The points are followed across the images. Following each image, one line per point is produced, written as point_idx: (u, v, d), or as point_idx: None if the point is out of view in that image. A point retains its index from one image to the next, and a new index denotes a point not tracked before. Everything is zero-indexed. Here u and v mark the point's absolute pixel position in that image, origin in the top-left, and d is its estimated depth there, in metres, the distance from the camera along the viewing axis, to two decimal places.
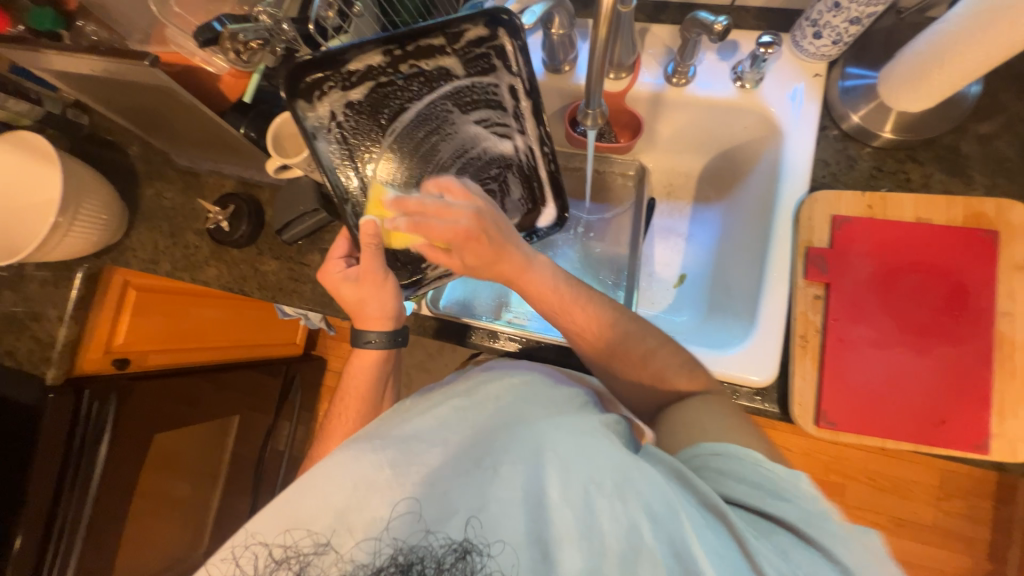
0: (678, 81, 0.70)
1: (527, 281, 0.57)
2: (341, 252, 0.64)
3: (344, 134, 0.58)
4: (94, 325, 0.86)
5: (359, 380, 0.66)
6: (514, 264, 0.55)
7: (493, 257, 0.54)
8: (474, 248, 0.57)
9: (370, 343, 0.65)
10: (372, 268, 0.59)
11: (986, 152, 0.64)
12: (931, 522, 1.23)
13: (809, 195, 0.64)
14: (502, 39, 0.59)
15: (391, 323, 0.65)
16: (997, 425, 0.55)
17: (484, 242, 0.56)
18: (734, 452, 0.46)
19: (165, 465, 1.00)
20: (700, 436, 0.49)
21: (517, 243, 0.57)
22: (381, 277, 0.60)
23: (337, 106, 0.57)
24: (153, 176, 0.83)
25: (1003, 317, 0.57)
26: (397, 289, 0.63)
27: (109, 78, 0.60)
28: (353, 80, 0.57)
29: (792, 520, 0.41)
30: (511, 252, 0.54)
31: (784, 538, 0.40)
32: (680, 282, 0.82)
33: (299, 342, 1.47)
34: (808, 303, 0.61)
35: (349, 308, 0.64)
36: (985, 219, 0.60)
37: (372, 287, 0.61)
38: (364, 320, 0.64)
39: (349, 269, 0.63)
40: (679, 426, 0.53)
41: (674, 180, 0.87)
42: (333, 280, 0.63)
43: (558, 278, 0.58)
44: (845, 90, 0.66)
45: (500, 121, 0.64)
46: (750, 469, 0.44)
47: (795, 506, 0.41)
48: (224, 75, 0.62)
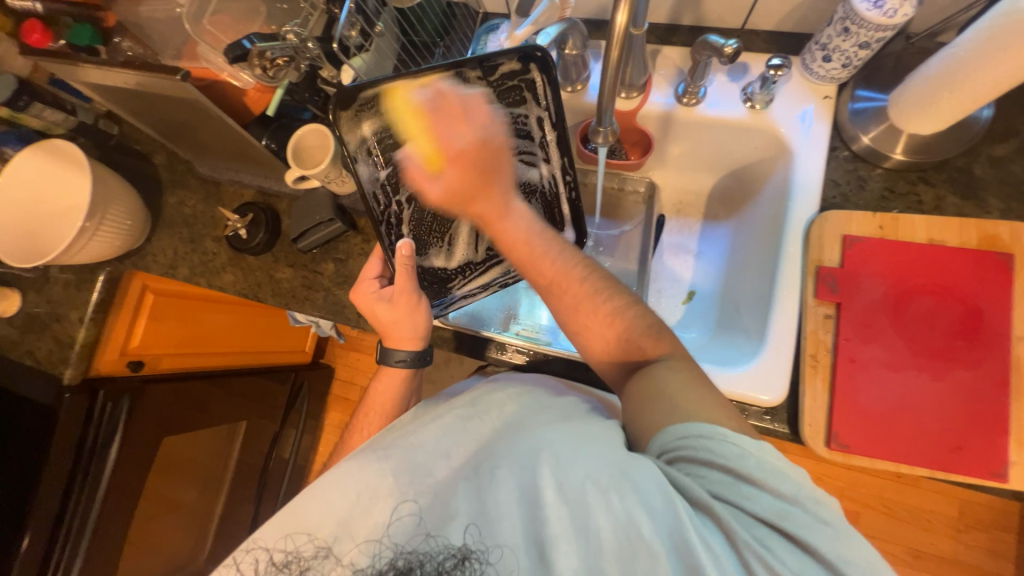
0: (688, 101, 0.71)
1: (500, 227, 0.59)
2: (374, 271, 0.67)
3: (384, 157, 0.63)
4: (112, 328, 0.88)
5: (387, 394, 0.68)
6: (489, 208, 0.59)
7: (472, 189, 0.59)
8: (460, 177, 0.59)
9: (398, 362, 0.67)
10: (406, 289, 0.63)
11: (1000, 175, 0.63)
12: (951, 555, 1.18)
13: (819, 214, 0.65)
14: (534, 73, 0.59)
15: (420, 343, 0.67)
16: (1017, 453, 0.54)
17: (470, 173, 0.59)
18: (706, 432, 0.43)
19: (172, 468, 1.01)
20: (672, 417, 0.46)
21: (495, 184, 0.60)
22: (415, 298, 0.64)
23: (380, 130, 0.61)
24: (177, 185, 0.86)
25: (1020, 342, 0.56)
26: (429, 311, 0.66)
27: (141, 90, 0.63)
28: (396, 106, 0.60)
29: (768, 515, 0.39)
30: (491, 194, 0.59)
31: (761, 530, 0.39)
32: (689, 299, 0.82)
33: (308, 350, 1.49)
34: (819, 322, 0.61)
35: (381, 326, 0.66)
36: (999, 242, 0.60)
37: (406, 310, 0.64)
38: (395, 339, 0.66)
39: (383, 289, 0.65)
40: (651, 393, 0.49)
41: (684, 198, 0.87)
42: (366, 300, 0.65)
43: (529, 226, 0.59)
44: (855, 112, 0.66)
45: (527, 149, 0.65)
46: (725, 452, 0.42)
47: (771, 496, 0.40)
48: (250, 89, 0.65)
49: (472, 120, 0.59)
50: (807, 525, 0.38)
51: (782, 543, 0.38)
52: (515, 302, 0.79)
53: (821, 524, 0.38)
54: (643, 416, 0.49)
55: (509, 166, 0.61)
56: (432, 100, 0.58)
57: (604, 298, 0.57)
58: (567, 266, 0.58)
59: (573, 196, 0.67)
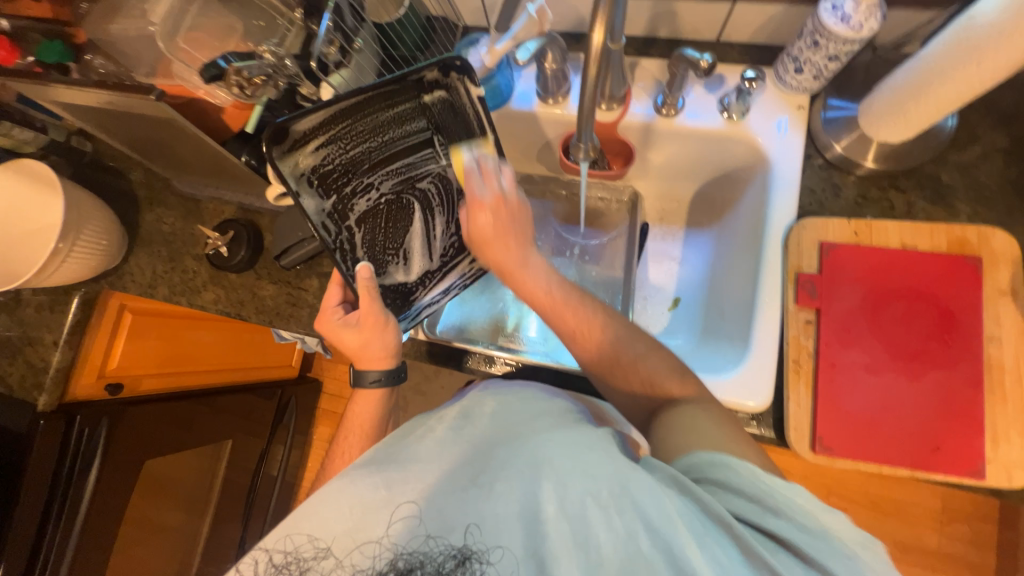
0: (668, 112, 0.72)
1: (522, 279, 0.62)
2: (336, 300, 0.67)
3: (325, 187, 0.59)
4: (89, 348, 0.86)
5: (363, 415, 0.68)
6: (512, 260, 0.62)
7: (493, 237, 0.62)
8: (484, 222, 0.62)
9: (371, 383, 0.67)
10: (373, 311, 0.63)
11: (967, 180, 0.66)
12: (935, 547, 1.21)
13: (797, 221, 0.66)
14: (456, 82, 0.59)
15: (392, 362, 0.67)
16: (992, 450, 0.56)
17: (496, 220, 0.61)
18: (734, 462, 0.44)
19: (155, 492, 0.98)
20: (700, 444, 0.47)
21: (517, 240, 0.62)
22: (382, 321, 0.64)
23: (313, 160, 0.57)
24: (154, 202, 0.84)
25: (991, 342, 0.58)
26: (398, 330, 0.66)
27: (114, 108, 0.62)
28: (325, 137, 0.56)
29: (789, 538, 0.40)
30: (513, 245, 0.62)
31: (781, 554, 0.39)
32: (674, 306, 0.84)
33: (295, 364, 1.47)
34: (800, 327, 0.62)
35: (350, 352, 0.67)
36: (967, 245, 0.62)
37: (374, 331, 0.64)
38: (368, 360, 0.66)
39: (347, 315, 0.65)
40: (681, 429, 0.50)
41: (666, 205, 0.89)
42: (331, 326, 0.65)
43: (550, 281, 0.61)
44: (828, 121, 0.68)
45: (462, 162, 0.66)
46: (751, 484, 0.42)
47: (793, 524, 0.40)
48: (229, 106, 0.63)
49: (500, 181, 0.63)
50: (831, 554, 0.39)
51: (800, 569, 0.39)
52: (502, 312, 0.81)
53: (840, 552, 0.39)
54: (670, 438, 0.50)
55: (528, 216, 0.64)
56: (472, 163, 0.63)
57: (591, 309, 0.58)
58: (538, 284, 0.61)
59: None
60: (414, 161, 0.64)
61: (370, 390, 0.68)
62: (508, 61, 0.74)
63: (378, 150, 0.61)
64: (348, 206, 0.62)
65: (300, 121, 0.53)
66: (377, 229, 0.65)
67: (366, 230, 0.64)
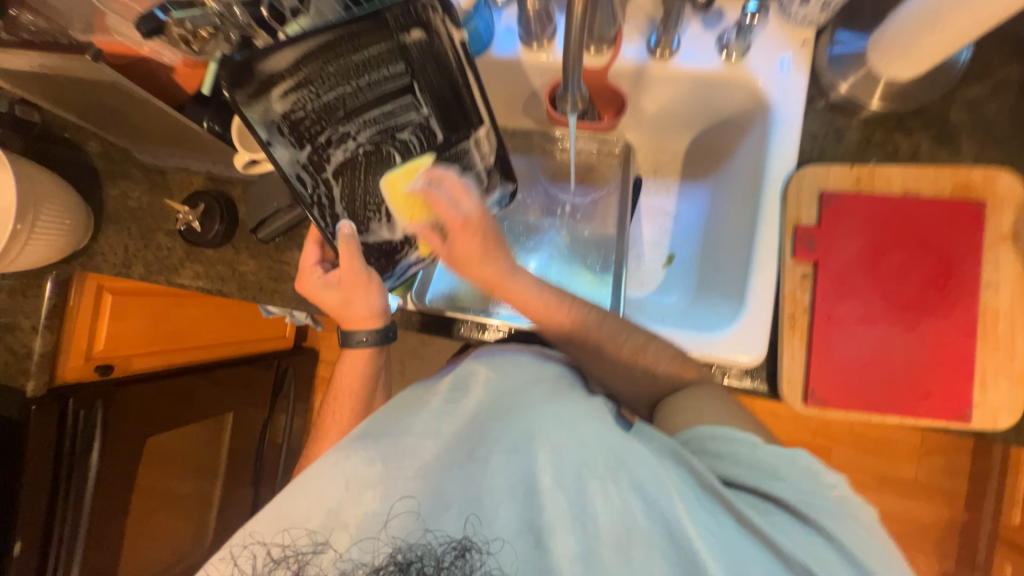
0: (662, 54, 0.67)
1: (508, 288, 0.62)
2: (314, 259, 0.65)
3: (297, 136, 0.55)
4: (72, 332, 0.84)
5: (352, 377, 0.67)
6: (495, 272, 0.62)
7: (479, 256, 0.61)
8: (468, 244, 0.61)
9: (361, 342, 0.66)
10: (354, 270, 0.61)
11: (975, 119, 0.62)
12: (912, 477, 1.28)
13: (797, 170, 0.63)
14: (433, 21, 0.54)
15: (380, 320, 0.66)
16: (979, 394, 0.57)
17: (476, 239, 0.61)
18: (732, 436, 0.47)
19: (163, 463, 1.01)
20: (699, 421, 0.51)
21: (500, 252, 0.62)
22: (364, 279, 0.62)
23: (282, 104, 0.54)
24: (116, 175, 0.79)
25: (987, 289, 0.58)
26: (382, 291, 0.64)
27: (51, 73, 0.56)
28: (292, 80, 0.53)
29: (789, 499, 0.43)
30: (498, 258, 0.61)
31: (781, 516, 0.42)
32: (669, 263, 0.82)
33: (289, 335, 1.46)
34: (797, 282, 0.61)
35: (334, 314, 0.65)
36: (972, 189, 0.60)
37: (356, 288, 0.63)
38: (353, 320, 0.65)
39: (328, 275, 0.63)
40: (684, 410, 0.54)
41: (660, 157, 0.85)
42: (311, 287, 0.63)
43: (539, 288, 0.61)
44: (833, 58, 0.64)
45: (450, 114, 0.60)
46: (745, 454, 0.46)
47: (797, 487, 0.43)
48: (178, 65, 0.58)
49: (472, 195, 0.61)
50: (839, 520, 0.41)
51: (800, 529, 0.41)
52: None
53: (844, 514, 0.42)
54: (674, 419, 0.54)
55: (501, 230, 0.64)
56: (426, 186, 0.61)
57: None
58: (527, 292, 0.61)
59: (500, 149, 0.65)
60: (394, 111, 0.58)
61: (364, 357, 0.67)
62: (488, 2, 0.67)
63: (354, 96, 0.56)
64: (324, 155, 0.58)
65: (267, 61, 0.51)
66: (357, 183, 0.60)
67: (344, 185, 0.60)
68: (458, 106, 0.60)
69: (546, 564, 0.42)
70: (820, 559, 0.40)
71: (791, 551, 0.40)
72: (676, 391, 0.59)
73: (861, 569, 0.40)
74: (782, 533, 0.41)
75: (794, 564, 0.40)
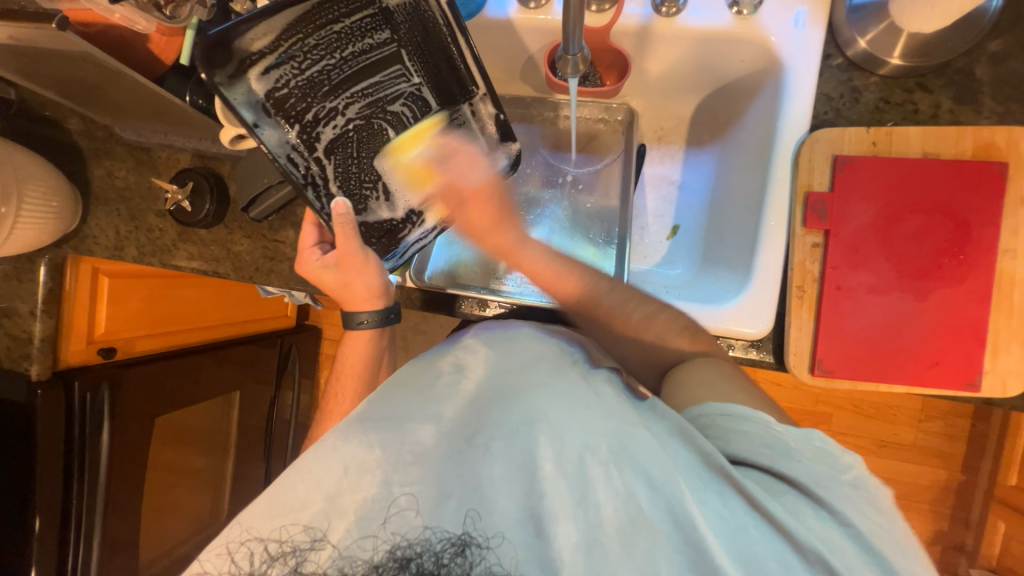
0: (668, 10, 0.63)
1: (519, 257, 0.63)
2: (312, 240, 0.62)
3: (286, 115, 0.56)
4: (70, 316, 0.83)
5: (353, 359, 0.66)
6: (508, 240, 0.63)
7: (495, 223, 0.63)
8: (484, 216, 0.63)
9: (362, 324, 0.64)
10: (350, 250, 0.59)
11: (1000, 74, 0.59)
12: (911, 442, 1.30)
13: (810, 134, 0.60)
14: None
15: (380, 301, 0.64)
16: (990, 362, 0.56)
17: (490, 209, 0.63)
18: (742, 413, 0.47)
19: (174, 441, 1.02)
20: (714, 398, 0.50)
21: (511, 218, 0.64)
22: (360, 257, 0.60)
23: (265, 82, 0.53)
24: (101, 154, 0.76)
25: (1006, 254, 0.56)
26: (380, 268, 0.63)
27: (20, 45, 0.53)
28: (272, 56, 0.52)
29: (801, 479, 0.42)
30: (508, 225, 0.63)
31: (790, 495, 0.42)
32: (673, 234, 0.80)
33: (290, 314, 1.45)
34: (807, 251, 0.59)
35: (333, 294, 0.64)
36: (994, 150, 0.57)
37: (355, 269, 0.61)
38: (353, 301, 0.63)
39: (326, 256, 0.61)
40: (690, 384, 0.53)
41: (665, 123, 0.81)
42: (312, 269, 0.61)
43: (547, 257, 0.62)
44: (853, 9, 0.59)
45: (439, 83, 0.61)
46: (755, 432, 0.45)
47: (807, 466, 0.43)
48: (153, 33, 0.55)
49: (483, 164, 0.65)
50: (844, 497, 0.41)
51: (811, 511, 0.41)
52: None
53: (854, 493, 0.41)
54: (685, 394, 0.53)
55: (512, 199, 0.66)
56: (433, 158, 0.65)
57: None
58: (535, 260, 0.62)
59: (499, 114, 0.62)
60: (382, 82, 0.60)
61: (363, 335, 0.65)
62: None
63: (339, 69, 0.56)
64: (314, 135, 0.58)
65: (245, 39, 0.50)
66: (349, 158, 0.61)
67: (338, 162, 0.60)
68: (449, 72, 0.60)
69: (548, 556, 0.41)
70: (828, 540, 0.39)
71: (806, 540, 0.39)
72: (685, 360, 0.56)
73: (874, 554, 0.39)
74: (794, 518, 0.40)
75: (806, 551, 0.39)
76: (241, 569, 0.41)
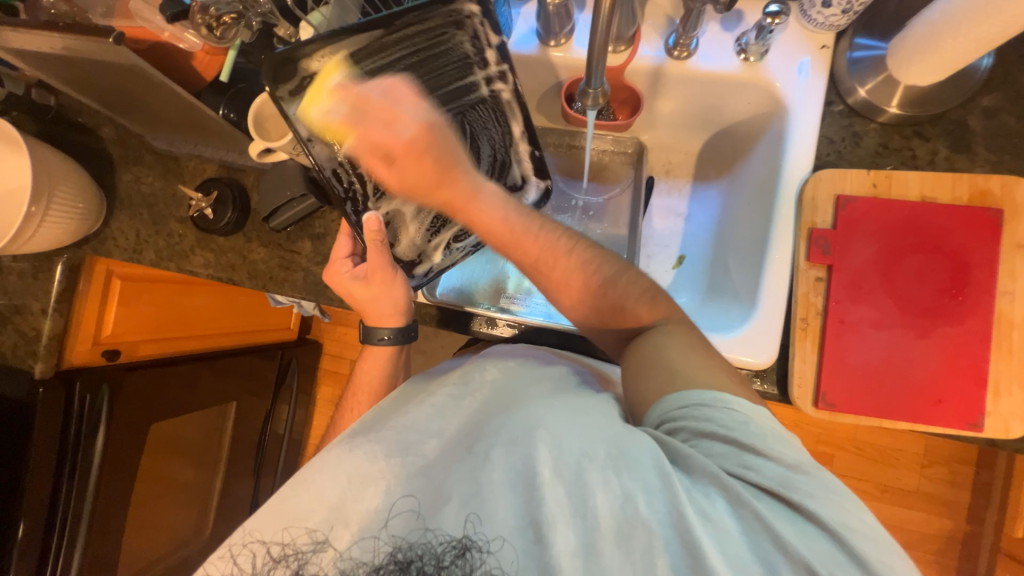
0: (680, 54, 0.67)
1: (471, 210, 0.57)
2: (345, 251, 0.65)
3: (338, 132, 0.55)
4: (82, 316, 0.84)
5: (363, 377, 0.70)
6: (460, 190, 0.57)
7: (437, 180, 0.56)
8: (418, 171, 0.55)
9: (382, 340, 0.68)
10: (382, 264, 0.62)
11: (993, 127, 0.62)
12: (914, 487, 1.27)
13: (813, 174, 0.63)
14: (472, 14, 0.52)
15: (402, 319, 0.68)
16: (992, 403, 0.57)
17: (427, 163, 0.55)
18: (702, 399, 0.44)
19: (166, 451, 1.01)
20: (670, 385, 0.46)
21: (459, 168, 0.56)
22: (391, 273, 0.64)
23: (318, 100, 0.51)
24: (130, 160, 0.79)
25: (1003, 297, 0.58)
26: (405, 284, 0.66)
27: (71, 56, 0.57)
28: (327, 75, 0.51)
29: (773, 485, 0.40)
30: (455, 176, 0.56)
31: (768, 502, 0.40)
32: (679, 263, 0.81)
33: (293, 327, 1.46)
34: (810, 284, 0.61)
35: (359, 307, 0.66)
36: (990, 197, 0.60)
37: (381, 286, 0.64)
38: (379, 318, 0.67)
39: (356, 268, 0.64)
40: (643, 368, 0.49)
41: (673, 158, 0.84)
42: (340, 280, 0.65)
43: (505, 209, 0.57)
44: (853, 61, 0.63)
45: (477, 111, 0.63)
46: (725, 421, 0.42)
47: (777, 464, 0.40)
48: (198, 51, 0.60)
49: (407, 110, 0.54)
50: (812, 492, 0.39)
51: (781, 513, 0.39)
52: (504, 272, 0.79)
53: (824, 490, 0.39)
54: (641, 383, 0.49)
55: (456, 146, 0.57)
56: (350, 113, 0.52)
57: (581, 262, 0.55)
58: (491, 213, 0.57)
59: (535, 150, 0.67)
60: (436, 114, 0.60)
61: (379, 348, 0.69)
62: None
63: None
64: None
65: (308, 60, 0.49)
66: None
67: (378, 177, 0.61)
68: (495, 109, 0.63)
69: (546, 562, 0.41)
70: (806, 544, 0.38)
71: (786, 536, 0.38)
72: (642, 329, 0.54)
73: (850, 552, 0.37)
74: (771, 516, 0.39)
75: (789, 553, 0.38)
76: (244, 571, 0.44)
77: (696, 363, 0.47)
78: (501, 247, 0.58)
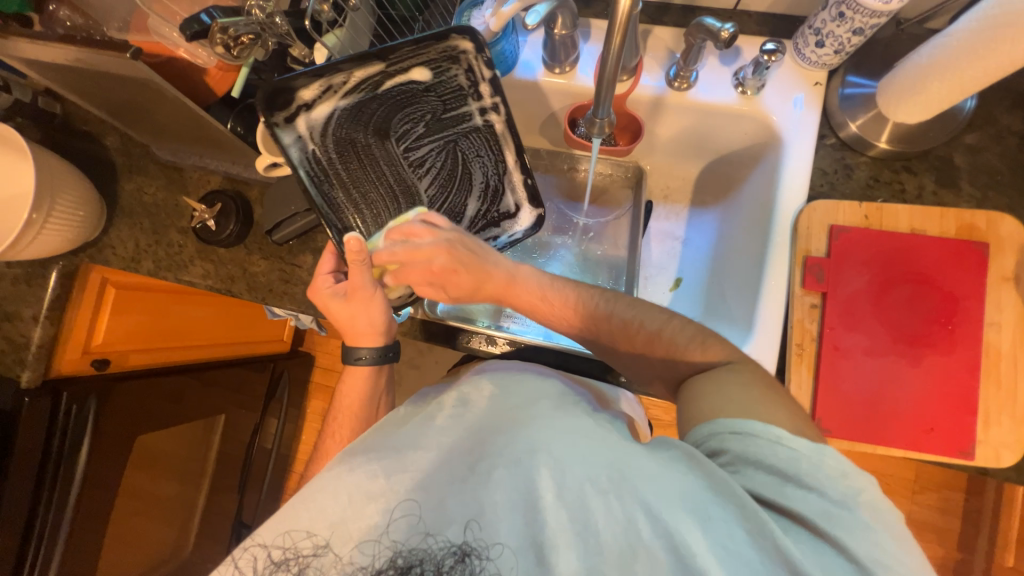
0: (680, 85, 0.69)
1: (514, 291, 0.62)
2: (329, 266, 0.64)
3: (326, 152, 0.63)
4: (72, 325, 0.82)
5: (352, 397, 0.68)
6: (499, 278, 0.62)
7: (477, 281, 0.62)
8: (462, 279, 0.61)
9: (360, 360, 0.67)
10: (361, 282, 0.61)
11: (977, 164, 0.65)
12: (906, 514, 1.28)
13: (807, 205, 0.65)
14: (466, 49, 0.62)
15: (382, 339, 0.67)
16: (983, 432, 0.58)
17: (466, 273, 0.61)
18: (753, 430, 0.44)
19: (151, 465, 0.98)
20: (721, 411, 0.47)
21: (490, 263, 0.61)
22: (369, 292, 0.62)
23: (308, 125, 0.62)
24: (133, 170, 0.79)
25: (990, 328, 0.59)
26: (383, 304, 0.64)
27: (83, 68, 0.58)
28: (319, 100, 0.62)
29: (808, 514, 0.39)
30: (493, 271, 0.61)
31: (801, 532, 0.39)
32: (676, 286, 0.83)
33: (286, 339, 1.44)
34: (805, 311, 0.62)
35: (337, 324, 0.65)
36: (975, 230, 0.62)
37: (361, 304, 0.63)
38: (358, 337, 0.66)
39: (337, 285, 0.63)
40: (698, 397, 0.50)
41: (671, 184, 0.87)
42: (321, 296, 0.63)
43: (547, 279, 0.62)
44: (845, 98, 0.66)
45: (468, 138, 0.68)
46: (777, 454, 0.42)
47: (821, 498, 0.40)
48: (212, 67, 0.60)
49: (433, 230, 0.61)
50: (853, 529, 0.38)
51: (812, 544, 0.38)
52: None
53: (863, 526, 0.38)
54: (693, 405, 0.50)
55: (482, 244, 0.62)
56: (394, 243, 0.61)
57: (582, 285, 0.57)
58: (533, 285, 0.62)
59: (529, 179, 0.69)
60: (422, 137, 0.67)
61: (357, 368, 0.68)
62: (514, 26, 0.70)
63: (384, 120, 0.65)
64: (346, 172, 0.64)
65: (302, 91, 0.60)
66: (372, 197, 0.66)
67: (359, 197, 0.65)
68: (490, 143, 0.68)
69: None
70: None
71: (804, 566, 0.37)
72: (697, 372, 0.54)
73: None
74: (795, 546, 0.38)
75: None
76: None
77: (734, 395, 0.47)
78: (505, 292, 0.63)
